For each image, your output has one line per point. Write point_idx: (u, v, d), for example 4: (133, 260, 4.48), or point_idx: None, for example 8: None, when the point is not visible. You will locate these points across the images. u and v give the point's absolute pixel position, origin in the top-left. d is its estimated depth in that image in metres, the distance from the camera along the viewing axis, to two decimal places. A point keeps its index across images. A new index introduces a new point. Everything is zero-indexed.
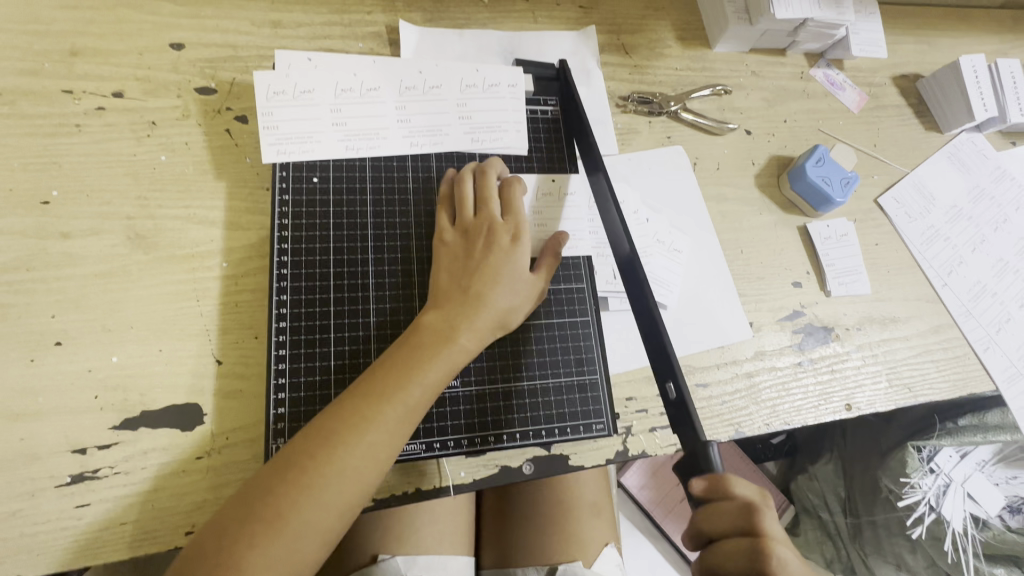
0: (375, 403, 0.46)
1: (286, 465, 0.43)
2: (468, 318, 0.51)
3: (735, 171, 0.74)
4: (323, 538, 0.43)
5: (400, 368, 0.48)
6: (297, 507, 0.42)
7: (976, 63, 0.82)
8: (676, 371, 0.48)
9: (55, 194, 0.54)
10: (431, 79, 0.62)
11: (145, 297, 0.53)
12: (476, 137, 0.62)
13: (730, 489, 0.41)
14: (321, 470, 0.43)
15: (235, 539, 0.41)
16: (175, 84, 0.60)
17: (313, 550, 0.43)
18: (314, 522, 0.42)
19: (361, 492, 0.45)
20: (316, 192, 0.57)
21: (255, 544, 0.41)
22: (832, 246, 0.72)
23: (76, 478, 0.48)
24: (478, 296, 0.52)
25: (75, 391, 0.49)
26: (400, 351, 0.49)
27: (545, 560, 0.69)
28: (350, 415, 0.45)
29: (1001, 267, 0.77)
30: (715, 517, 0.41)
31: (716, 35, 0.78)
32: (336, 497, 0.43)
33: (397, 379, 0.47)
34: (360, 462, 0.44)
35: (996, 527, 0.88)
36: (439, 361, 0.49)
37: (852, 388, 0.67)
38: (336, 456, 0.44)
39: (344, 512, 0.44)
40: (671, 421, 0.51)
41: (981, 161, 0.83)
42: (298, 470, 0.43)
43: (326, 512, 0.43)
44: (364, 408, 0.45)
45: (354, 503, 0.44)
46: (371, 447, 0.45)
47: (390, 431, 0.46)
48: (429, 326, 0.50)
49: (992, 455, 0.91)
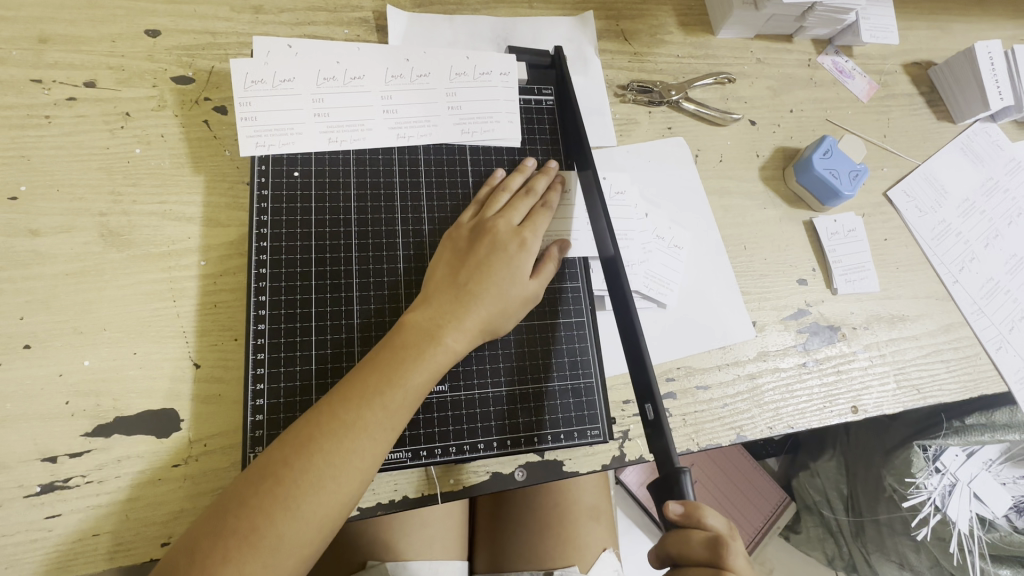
0: (357, 408, 0.44)
1: (260, 475, 0.41)
2: (456, 317, 0.49)
3: (739, 163, 0.71)
4: (301, 553, 0.41)
5: (383, 370, 0.45)
6: (273, 521, 0.40)
7: (992, 49, 0.78)
8: (654, 393, 0.46)
9: (23, 189, 0.52)
10: (419, 67, 0.59)
11: (119, 297, 0.51)
12: (467, 129, 0.59)
13: (704, 521, 0.39)
14: (298, 480, 0.41)
15: (206, 555, 0.38)
16: (151, 73, 0.58)
17: (291, 565, 0.40)
18: (291, 537, 0.40)
19: (343, 503, 0.42)
20: (297, 186, 0.54)
21: (229, 560, 0.38)
22: (840, 241, 0.69)
23: (47, 488, 0.45)
24: (467, 295, 0.50)
25: (46, 396, 0.47)
26: (384, 352, 0.46)
27: (540, 565, 0.67)
28: (329, 421, 0.43)
29: (1015, 263, 0.74)
30: (685, 548, 0.40)
31: (720, 21, 0.75)
32: (315, 509, 0.41)
33: (380, 382, 0.45)
34: (341, 470, 0.42)
35: (1003, 528, 0.85)
36: (425, 363, 0.46)
37: (859, 390, 0.65)
38: (316, 464, 0.41)
39: (324, 525, 0.42)
40: (649, 439, 0.50)
41: (995, 152, 0.79)
42: (275, 480, 0.41)
43: (304, 525, 0.41)
44: (345, 413, 0.43)
45: (334, 515, 0.42)
46: (353, 455, 0.43)
47: (374, 437, 0.44)
48: (414, 326, 0.48)
49: (1000, 453, 0.89)
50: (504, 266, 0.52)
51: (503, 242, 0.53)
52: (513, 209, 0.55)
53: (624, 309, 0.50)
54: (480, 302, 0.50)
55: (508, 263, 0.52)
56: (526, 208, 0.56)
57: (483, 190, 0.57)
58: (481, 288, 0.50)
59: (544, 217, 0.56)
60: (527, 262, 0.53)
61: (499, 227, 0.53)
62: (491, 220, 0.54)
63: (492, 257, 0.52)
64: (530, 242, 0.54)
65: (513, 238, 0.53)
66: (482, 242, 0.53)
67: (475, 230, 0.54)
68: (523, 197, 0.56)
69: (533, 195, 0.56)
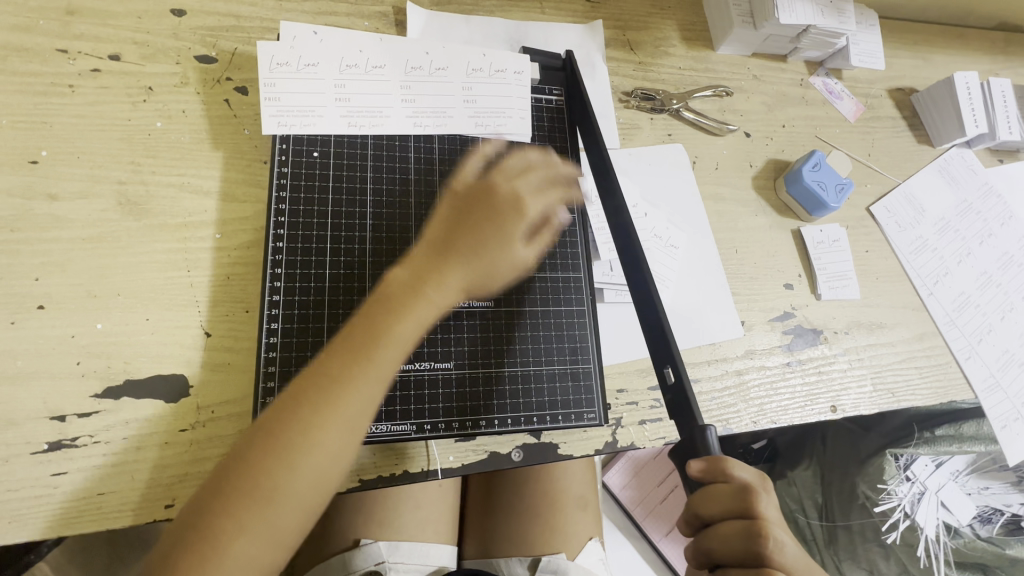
0: (344, 364, 0.46)
1: (254, 435, 0.43)
2: (438, 274, 0.52)
3: (733, 172, 0.75)
4: (305, 504, 0.44)
5: (369, 329, 0.47)
6: (273, 475, 0.42)
7: (970, 80, 0.83)
8: (676, 359, 0.48)
9: (43, 153, 0.53)
10: (437, 61, 0.62)
11: (134, 264, 0.52)
12: (481, 122, 0.62)
13: (733, 474, 0.41)
14: (298, 433, 0.43)
15: (210, 513, 0.41)
16: (175, 50, 0.59)
17: (295, 515, 0.43)
18: (290, 487, 0.43)
19: (342, 455, 0.45)
20: (316, 166, 0.56)
21: (231, 514, 0.41)
22: (824, 250, 0.73)
23: (54, 446, 0.46)
24: (451, 255, 0.53)
25: (57, 356, 0.48)
26: (368, 313, 0.48)
27: (528, 552, 0.69)
28: (321, 380, 0.45)
29: (984, 280, 0.79)
30: (711, 502, 0.41)
31: (720, 37, 0.79)
32: (313, 462, 0.43)
33: (365, 342, 0.47)
34: (329, 426, 0.44)
35: (967, 535, 0.90)
36: (410, 318, 0.49)
37: (838, 390, 0.68)
38: (309, 421, 0.44)
39: (326, 474, 0.44)
40: (667, 406, 0.52)
41: (970, 176, 0.85)
42: (270, 439, 0.43)
43: (303, 479, 0.43)
44: (335, 373, 0.45)
45: (334, 469, 0.45)
46: (344, 411, 0.45)
47: (370, 386, 0.46)
48: (395, 284, 0.50)
49: (967, 465, 0.94)
50: (495, 235, 0.56)
51: (500, 208, 0.57)
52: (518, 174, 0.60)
53: (645, 293, 0.52)
54: (465, 263, 0.54)
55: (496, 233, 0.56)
56: (534, 172, 0.61)
57: (480, 155, 0.61)
58: (464, 246, 0.54)
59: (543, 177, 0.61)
60: (518, 231, 0.58)
61: (504, 189, 0.58)
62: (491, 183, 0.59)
63: (485, 224, 0.56)
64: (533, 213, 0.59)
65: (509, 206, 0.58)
66: (478, 206, 0.57)
67: (473, 191, 0.58)
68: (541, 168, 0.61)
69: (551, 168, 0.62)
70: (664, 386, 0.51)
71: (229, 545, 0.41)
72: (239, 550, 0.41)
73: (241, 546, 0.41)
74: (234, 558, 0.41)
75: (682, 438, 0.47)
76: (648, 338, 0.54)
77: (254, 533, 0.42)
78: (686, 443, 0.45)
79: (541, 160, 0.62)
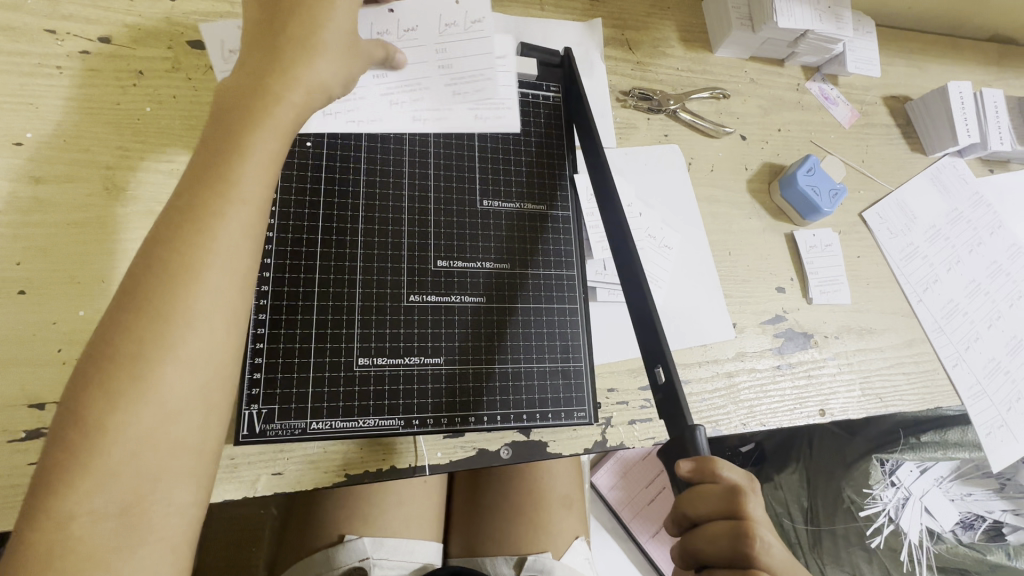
0: (189, 236, 0.37)
1: (99, 350, 0.35)
2: (239, 133, 0.40)
3: (728, 175, 0.75)
4: (192, 411, 0.36)
5: (197, 197, 0.38)
6: (130, 387, 0.34)
7: (963, 90, 0.84)
8: (667, 358, 0.48)
9: (28, 135, 0.51)
10: (406, 22, 0.57)
11: (120, 251, 0.51)
12: (458, 90, 0.58)
13: (720, 473, 0.41)
14: (134, 352, 0.35)
15: (61, 451, 0.33)
16: (167, 34, 0.58)
17: (172, 433, 0.35)
18: (163, 391, 0.35)
19: (198, 374, 0.36)
20: (309, 156, 0.56)
21: (82, 442, 0.33)
22: (817, 255, 0.74)
23: (32, 434, 0.45)
24: (273, 109, 0.41)
25: (38, 343, 0.47)
26: (200, 175, 0.39)
27: (514, 550, 0.68)
28: (168, 262, 0.36)
29: (973, 288, 0.80)
30: (699, 500, 0.41)
31: (718, 39, 0.79)
32: (183, 357, 0.35)
33: (203, 212, 0.38)
34: (193, 310, 0.36)
35: (950, 540, 0.91)
36: (238, 183, 0.39)
37: (827, 394, 0.68)
38: (157, 311, 0.35)
39: (181, 400, 0.35)
40: (657, 406, 0.52)
41: (961, 185, 0.85)
42: (114, 345, 0.35)
43: (175, 380, 0.35)
44: (167, 254, 0.36)
45: (209, 364, 0.36)
46: (204, 289, 0.37)
47: (222, 264, 0.37)
48: (209, 149, 0.40)
49: (951, 471, 0.95)
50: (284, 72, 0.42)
51: (282, 47, 0.43)
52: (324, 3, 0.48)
53: (637, 293, 0.52)
54: (272, 116, 0.41)
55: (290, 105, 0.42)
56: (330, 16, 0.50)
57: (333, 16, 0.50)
58: (265, 101, 0.41)
59: (352, 11, 0.46)
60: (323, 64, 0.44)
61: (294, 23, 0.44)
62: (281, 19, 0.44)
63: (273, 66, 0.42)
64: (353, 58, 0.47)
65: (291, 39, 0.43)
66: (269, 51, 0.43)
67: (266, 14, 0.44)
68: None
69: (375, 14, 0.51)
70: (654, 385, 0.51)
71: (86, 480, 0.33)
72: (101, 483, 0.33)
73: (99, 486, 0.33)
74: (100, 493, 0.33)
75: (671, 437, 0.47)
76: (638, 336, 0.54)
77: (118, 460, 0.33)
78: (677, 442, 0.45)
79: None
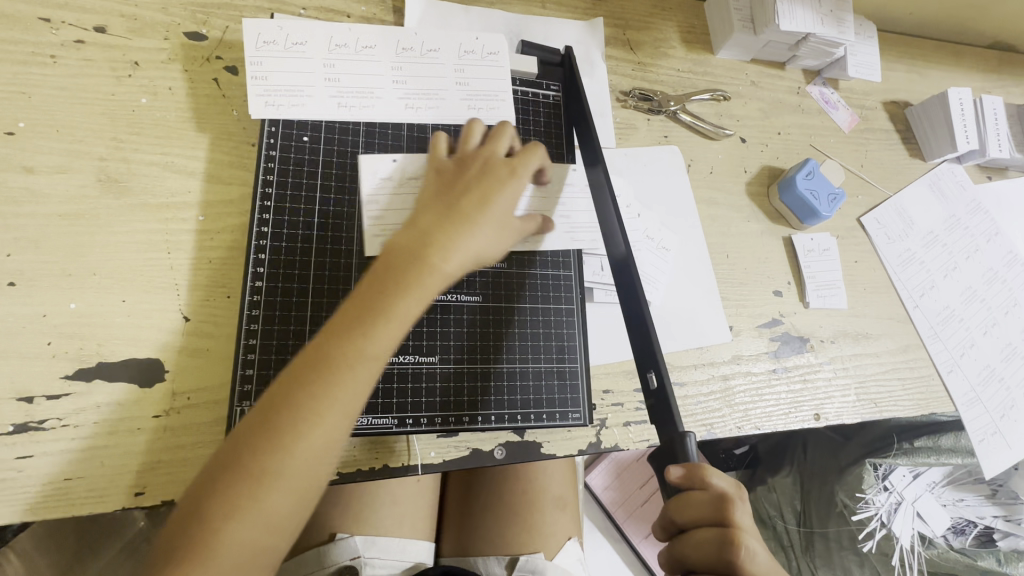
0: (338, 334, 0.42)
1: (251, 412, 0.41)
2: (447, 245, 0.46)
3: (727, 177, 0.75)
4: (298, 504, 0.41)
5: (366, 298, 0.44)
6: (265, 456, 0.39)
7: (962, 97, 0.84)
8: (660, 363, 0.48)
9: (21, 125, 0.51)
10: (429, 42, 0.61)
11: (112, 243, 0.50)
12: (473, 104, 0.61)
13: (709, 481, 0.41)
14: (259, 456, 0.39)
15: (207, 502, 0.38)
16: (164, 25, 0.57)
17: (291, 495, 0.40)
18: (287, 469, 0.39)
19: (315, 472, 0.41)
20: (305, 151, 0.55)
21: (226, 497, 0.38)
22: (815, 259, 0.74)
23: (19, 428, 0.45)
24: (429, 275, 0.45)
25: (27, 335, 0.46)
26: (391, 268, 0.45)
27: (506, 550, 0.68)
28: (309, 352, 0.42)
29: (969, 295, 0.80)
30: (687, 507, 0.41)
31: (720, 41, 0.79)
32: (313, 443, 0.40)
33: (361, 329, 0.42)
34: (325, 398, 0.40)
35: (940, 546, 0.91)
36: (415, 288, 0.44)
37: (822, 399, 0.68)
38: (299, 394, 0.40)
39: (302, 490, 0.40)
40: (651, 410, 0.52)
41: (959, 192, 0.85)
42: (262, 415, 0.40)
43: (301, 457, 0.40)
44: (300, 362, 0.42)
45: (334, 440, 0.41)
46: (338, 383, 0.41)
47: (357, 362, 0.42)
48: (402, 254, 0.45)
49: (943, 477, 0.96)
50: (496, 198, 0.50)
51: (479, 165, 0.52)
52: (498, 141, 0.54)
53: (630, 295, 0.52)
54: (473, 231, 0.48)
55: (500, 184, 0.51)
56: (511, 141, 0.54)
57: (441, 140, 0.54)
58: (475, 216, 0.48)
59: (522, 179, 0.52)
60: (518, 189, 0.51)
61: (488, 160, 0.52)
62: (477, 153, 0.53)
63: (480, 188, 0.50)
64: (522, 172, 0.53)
65: (500, 167, 0.52)
66: (473, 176, 0.51)
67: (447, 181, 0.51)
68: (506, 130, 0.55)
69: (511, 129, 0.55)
70: (647, 388, 0.51)
71: (223, 533, 0.38)
72: (235, 535, 0.38)
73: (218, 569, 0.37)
74: (233, 543, 0.38)
75: (663, 441, 0.47)
76: (632, 339, 0.54)
77: (251, 517, 0.38)
78: (666, 448, 0.45)
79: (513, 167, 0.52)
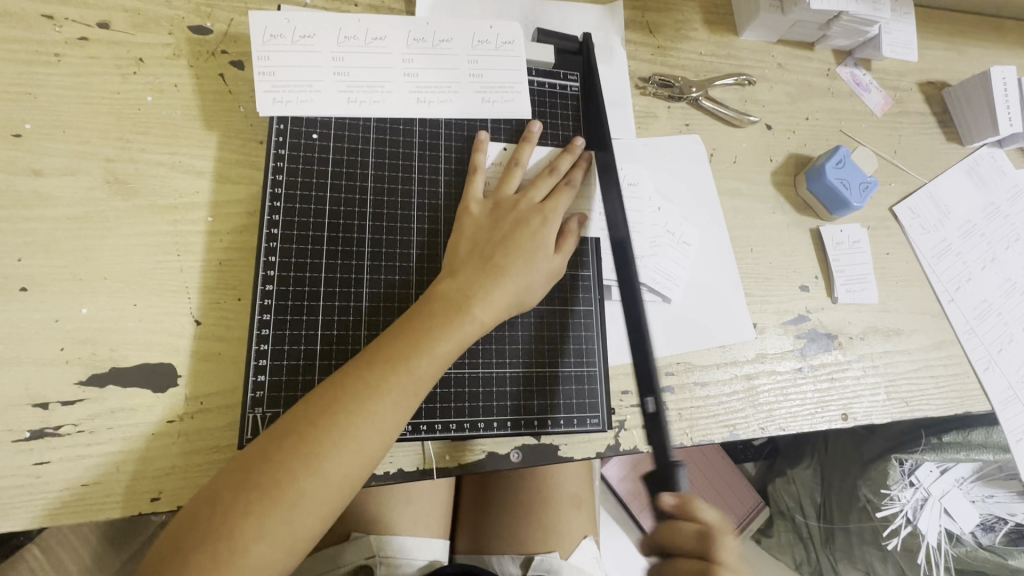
0: (382, 371, 0.43)
1: (283, 430, 0.41)
2: (483, 290, 0.49)
3: (752, 166, 0.71)
4: (317, 528, 0.41)
5: (410, 336, 0.45)
6: (295, 480, 0.40)
7: (1008, 76, 0.77)
8: (655, 386, 0.53)
9: (27, 127, 0.50)
10: (441, 32, 0.58)
11: (121, 246, 0.49)
12: (487, 97, 0.58)
13: (695, 513, 0.43)
14: (288, 477, 0.40)
15: (228, 513, 0.39)
16: (168, 20, 0.56)
17: (313, 522, 0.40)
18: (313, 494, 0.40)
19: (339, 501, 0.42)
20: (315, 149, 0.53)
21: (251, 513, 0.39)
22: (844, 252, 0.70)
23: (36, 434, 0.45)
24: (472, 308, 0.48)
25: (40, 341, 0.46)
26: (436, 308, 0.47)
27: (521, 549, 0.67)
28: (352, 384, 0.43)
29: (1008, 287, 0.75)
30: (675, 534, 0.43)
31: (745, 22, 0.75)
32: (341, 469, 0.41)
33: (402, 359, 0.44)
34: (362, 434, 0.42)
35: (969, 543, 0.84)
36: (454, 332, 0.46)
37: (850, 399, 0.66)
38: (338, 424, 0.41)
39: (323, 515, 0.41)
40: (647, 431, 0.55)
41: (999, 178, 0.80)
42: (297, 437, 0.41)
43: (328, 484, 0.41)
44: (341, 388, 0.43)
45: (359, 475, 0.42)
46: (375, 417, 0.42)
47: (397, 402, 0.43)
48: (442, 296, 0.48)
49: (972, 472, 0.86)
50: (529, 243, 0.52)
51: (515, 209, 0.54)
52: (536, 186, 0.56)
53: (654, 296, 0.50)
54: (509, 278, 0.50)
55: (531, 238, 0.53)
56: (550, 186, 0.56)
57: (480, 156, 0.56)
58: (508, 263, 0.51)
59: (561, 201, 0.56)
60: (550, 238, 0.54)
61: (523, 205, 0.54)
62: (512, 197, 0.55)
63: (515, 234, 0.52)
64: (553, 219, 0.54)
65: (538, 214, 0.54)
66: (506, 218, 0.53)
67: (494, 204, 0.54)
68: (548, 176, 0.57)
69: (557, 174, 0.57)
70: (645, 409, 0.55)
71: (245, 553, 0.38)
72: (255, 556, 0.38)
73: None
74: (250, 565, 0.38)
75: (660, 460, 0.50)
76: (636, 353, 0.56)
77: (272, 538, 0.39)
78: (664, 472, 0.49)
79: (544, 215, 0.54)
